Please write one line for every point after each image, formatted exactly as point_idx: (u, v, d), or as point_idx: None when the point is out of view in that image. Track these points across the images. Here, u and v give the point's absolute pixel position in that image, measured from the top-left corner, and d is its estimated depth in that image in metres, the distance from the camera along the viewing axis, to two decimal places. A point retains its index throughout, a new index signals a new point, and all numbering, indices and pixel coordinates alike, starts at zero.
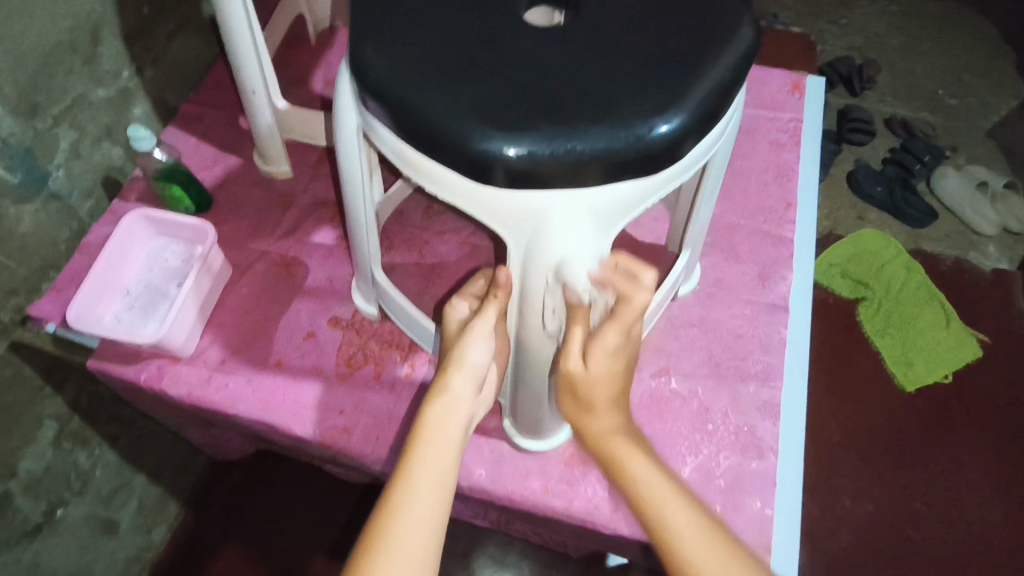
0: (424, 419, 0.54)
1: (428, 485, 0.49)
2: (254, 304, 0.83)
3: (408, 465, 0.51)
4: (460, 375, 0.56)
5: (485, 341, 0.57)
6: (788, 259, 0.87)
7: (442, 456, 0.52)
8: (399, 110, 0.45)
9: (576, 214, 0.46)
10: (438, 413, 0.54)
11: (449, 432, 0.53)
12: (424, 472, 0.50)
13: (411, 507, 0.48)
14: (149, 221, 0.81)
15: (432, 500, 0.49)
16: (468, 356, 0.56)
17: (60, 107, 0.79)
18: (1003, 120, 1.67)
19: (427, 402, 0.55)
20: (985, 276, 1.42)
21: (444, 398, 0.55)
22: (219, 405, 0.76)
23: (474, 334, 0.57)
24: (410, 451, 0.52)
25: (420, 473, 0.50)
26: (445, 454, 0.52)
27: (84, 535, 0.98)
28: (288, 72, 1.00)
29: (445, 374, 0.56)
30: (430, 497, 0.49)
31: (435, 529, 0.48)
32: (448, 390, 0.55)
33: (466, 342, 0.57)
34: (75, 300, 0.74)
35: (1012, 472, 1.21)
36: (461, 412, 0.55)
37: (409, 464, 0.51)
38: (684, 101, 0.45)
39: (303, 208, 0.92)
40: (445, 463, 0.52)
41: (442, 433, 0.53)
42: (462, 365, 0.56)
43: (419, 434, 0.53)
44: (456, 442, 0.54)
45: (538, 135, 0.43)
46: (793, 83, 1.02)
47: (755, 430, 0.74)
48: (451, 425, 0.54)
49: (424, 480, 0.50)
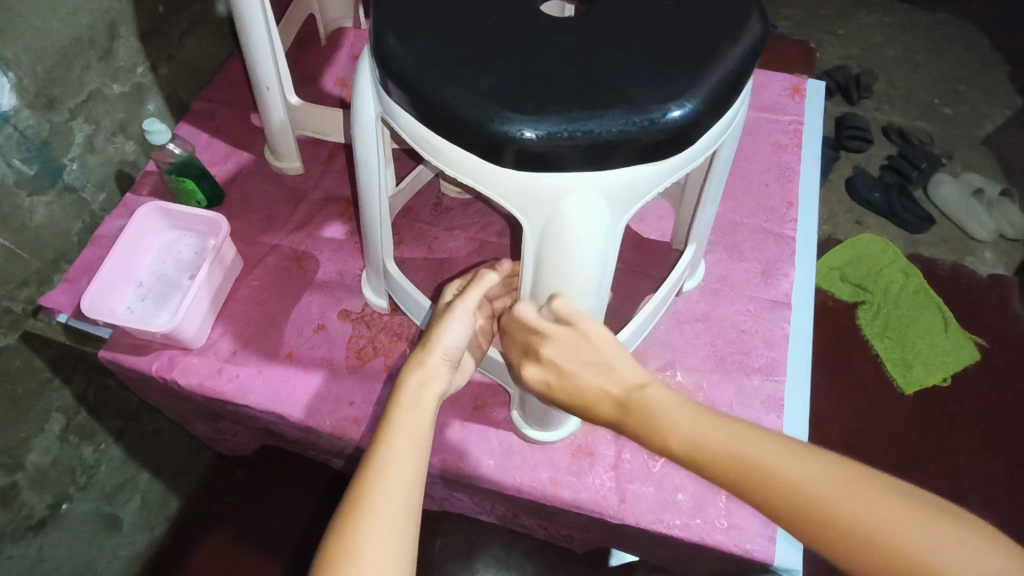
0: (402, 390, 0.53)
1: (407, 448, 0.49)
2: (264, 297, 0.84)
3: (385, 434, 0.50)
4: (436, 353, 0.56)
5: (465, 324, 0.58)
6: (791, 257, 0.88)
7: (420, 423, 0.51)
8: (421, 93, 0.46)
9: (592, 197, 0.47)
10: (416, 385, 0.54)
11: (428, 401, 0.53)
12: (401, 439, 0.50)
13: (388, 478, 0.47)
14: (162, 213, 0.83)
15: (412, 460, 0.49)
16: (447, 333, 0.57)
17: (75, 101, 0.80)
18: (998, 129, 1.69)
19: (405, 373, 0.55)
20: (981, 281, 1.44)
21: (423, 372, 0.55)
22: (230, 396, 0.77)
23: (455, 315, 0.58)
24: (387, 419, 0.51)
25: (398, 441, 0.49)
26: (422, 422, 0.52)
27: (88, 528, 0.98)
28: (300, 70, 1.02)
29: (423, 350, 0.56)
30: (410, 462, 0.48)
31: (413, 497, 0.47)
32: (425, 363, 0.55)
33: (445, 324, 0.57)
34: (90, 289, 0.75)
35: (1010, 473, 1.23)
36: (439, 382, 0.55)
37: (386, 433, 0.50)
38: (697, 87, 0.46)
39: (313, 204, 0.93)
40: (423, 429, 0.51)
41: (419, 399, 0.53)
42: (443, 341, 0.56)
43: (397, 405, 0.52)
44: (433, 408, 0.53)
45: (556, 117, 0.44)
46: (794, 87, 1.04)
47: (760, 423, 0.75)
48: (429, 393, 0.53)
49: (404, 445, 0.49)
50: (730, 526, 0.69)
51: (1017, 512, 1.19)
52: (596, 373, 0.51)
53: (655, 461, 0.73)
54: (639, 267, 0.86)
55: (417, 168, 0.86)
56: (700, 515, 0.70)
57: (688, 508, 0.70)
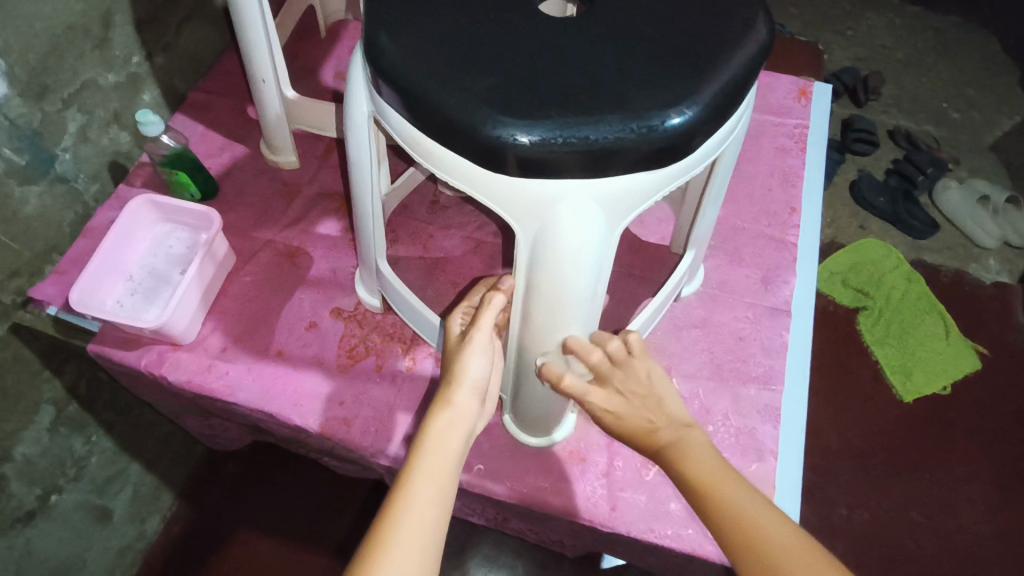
0: (428, 432, 0.54)
1: (428, 494, 0.50)
2: (256, 293, 0.83)
3: (408, 481, 0.50)
4: (463, 389, 0.56)
5: (484, 354, 0.57)
6: (792, 264, 0.87)
7: (443, 470, 0.52)
8: (411, 94, 0.45)
9: (585, 204, 0.46)
10: (442, 427, 0.54)
11: (453, 444, 0.53)
12: (422, 486, 0.50)
13: (407, 527, 0.48)
14: (154, 206, 0.81)
15: (433, 507, 0.49)
16: (469, 369, 0.56)
17: (69, 90, 0.79)
18: (1006, 135, 1.67)
19: (431, 414, 0.55)
20: (985, 289, 1.43)
21: (448, 413, 0.55)
22: (219, 393, 0.76)
23: (473, 347, 0.57)
24: (411, 463, 0.52)
25: (419, 491, 0.50)
26: (445, 466, 0.52)
27: (78, 520, 0.97)
28: (298, 63, 1.00)
29: (447, 388, 0.56)
30: (430, 512, 0.49)
31: (430, 547, 0.48)
32: (452, 403, 0.55)
33: (466, 357, 0.57)
34: (79, 283, 0.74)
35: (1009, 485, 1.21)
36: (465, 423, 0.55)
37: (408, 480, 0.50)
38: (698, 94, 0.45)
39: (308, 199, 0.92)
40: (446, 476, 0.52)
41: (444, 444, 0.53)
42: (466, 377, 0.56)
43: (421, 448, 0.53)
44: (457, 452, 0.54)
45: (551, 123, 0.43)
46: (801, 90, 1.02)
47: (756, 434, 0.74)
48: (454, 436, 0.54)
49: (425, 492, 0.50)
50: None
51: (1015, 524, 1.18)
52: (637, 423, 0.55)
53: (647, 470, 0.72)
54: (637, 270, 0.84)
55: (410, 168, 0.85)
56: (692, 526, 0.68)
57: (680, 518, 0.69)
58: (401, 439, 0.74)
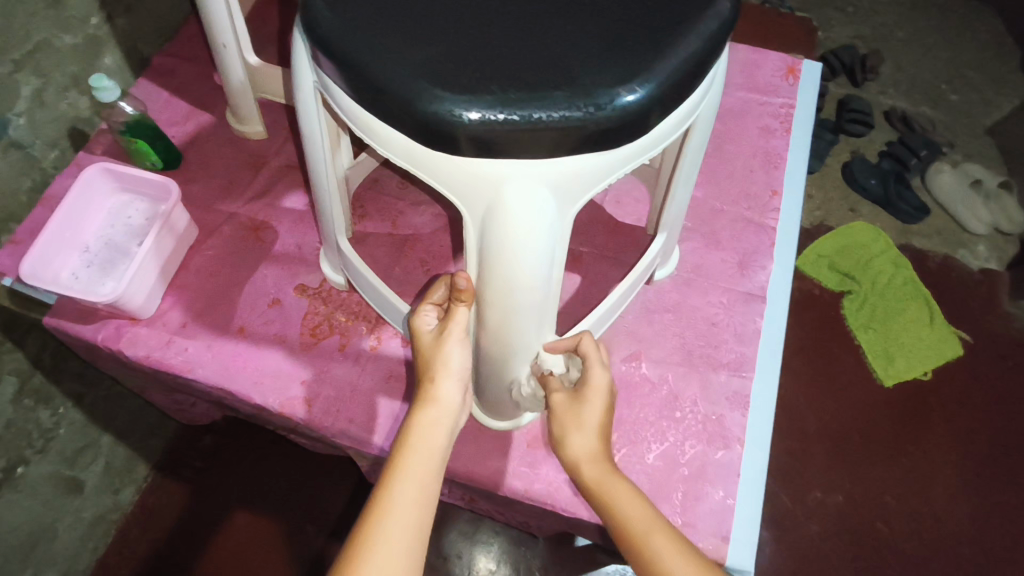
0: (411, 429, 0.54)
1: (410, 495, 0.50)
2: (218, 267, 0.81)
3: (388, 482, 0.51)
4: (446, 384, 0.55)
5: (464, 348, 0.56)
6: (770, 248, 0.85)
7: (428, 470, 0.52)
8: (349, 65, 0.42)
9: (536, 187, 0.44)
10: (426, 425, 0.54)
11: (438, 441, 0.54)
12: (404, 486, 0.51)
13: (388, 533, 0.48)
14: (111, 175, 0.78)
15: (416, 510, 0.50)
16: (451, 364, 0.56)
17: (21, 51, 0.75)
18: (1003, 118, 1.64)
19: (415, 412, 0.55)
20: (972, 275, 1.41)
21: (432, 409, 0.55)
22: (178, 369, 0.74)
23: (451, 344, 0.56)
24: (392, 464, 0.52)
25: (399, 494, 0.50)
26: (429, 465, 0.52)
27: (47, 492, 0.94)
28: (268, 28, 0.96)
29: (431, 383, 0.55)
30: (412, 514, 0.50)
31: (415, 550, 0.49)
32: (436, 399, 0.55)
33: (446, 352, 0.56)
34: (30, 254, 0.71)
35: (982, 470, 1.21)
36: (448, 420, 0.55)
37: (390, 480, 0.51)
38: (652, 71, 0.42)
39: (275, 170, 0.89)
40: (428, 477, 0.52)
41: (428, 441, 0.53)
42: (447, 371, 0.55)
43: (405, 445, 0.53)
44: (440, 450, 0.54)
45: (492, 99, 0.40)
46: (789, 68, 0.99)
47: (722, 421, 0.73)
48: (440, 433, 0.54)
49: (407, 494, 0.50)
50: (683, 524, 0.68)
51: (986, 508, 1.19)
52: (582, 435, 0.57)
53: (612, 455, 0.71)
54: (611, 252, 0.82)
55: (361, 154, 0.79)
56: None
57: None
58: (362, 420, 0.72)
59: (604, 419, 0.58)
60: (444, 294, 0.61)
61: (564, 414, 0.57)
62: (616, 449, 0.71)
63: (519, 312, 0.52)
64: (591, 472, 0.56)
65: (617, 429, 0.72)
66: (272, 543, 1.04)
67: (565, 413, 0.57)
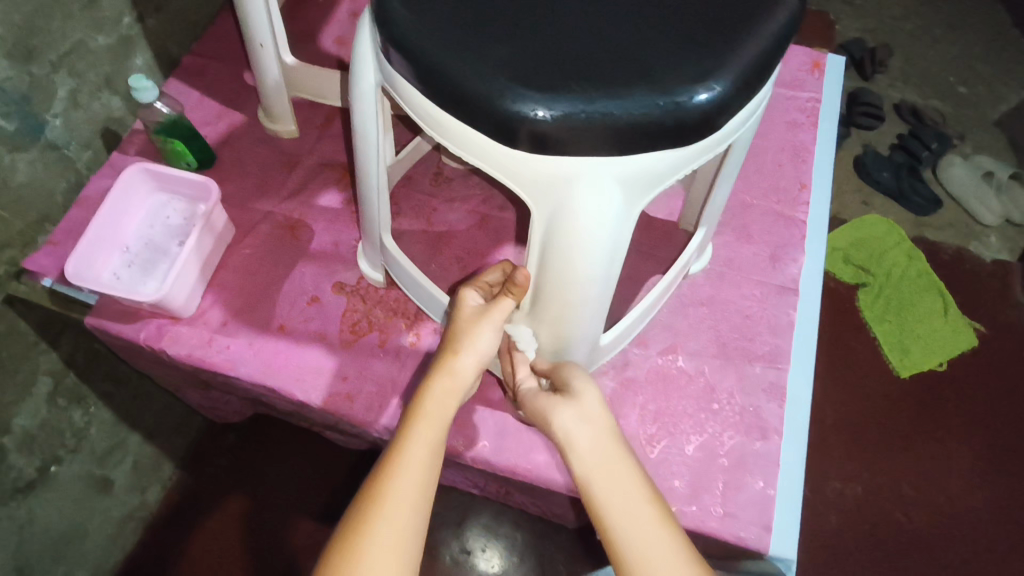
0: (424, 396, 0.54)
1: (420, 460, 0.51)
2: (256, 266, 0.82)
3: (401, 446, 0.51)
4: (467, 358, 0.55)
5: (496, 334, 0.56)
6: (800, 242, 0.86)
7: (436, 434, 0.52)
8: (426, 66, 0.44)
9: (606, 182, 0.45)
10: (440, 393, 0.54)
11: (449, 410, 0.54)
12: (415, 451, 0.51)
13: (397, 495, 0.49)
14: (150, 175, 0.79)
15: (424, 475, 0.50)
16: (479, 344, 0.55)
17: (58, 53, 0.76)
18: (1012, 110, 1.65)
19: (431, 379, 0.55)
20: (985, 266, 1.42)
21: (450, 379, 0.55)
22: (221, 367, 0.75)
23: (482, 330, 0.56)
24: (405, 429, 0.53)
25: (410, 457, 0.51)
26: (438, 432, 0.53)
27: (79, 491, 0.94)
28: (297, 27, 0.97)
29: (453, 354, 0.55)
30: (421, 478, 0.50)
31: (420, 514, 0.49)
32: (454, 370, 0.55)
33: (476, 333, 0.56)
34: (74, 254, 0.72)
35: (1000, 458, 1.23)
36: (462, 392, 0.55)
37: (402, 444, 0.51)
38: (727, 69, 0.43)
39: (308, 169, 0.90)
40: (437, 445, 0.52)
41: (440, 409, 0.54)
42: (473, 349, 0.55)
43: (418, 411, 0.53)
44: (450, 420, 0.54)
45: (573, 97, 0.42)
46: (814, 62, 1.00)
47: (759, 412, 0.74)
48: (452, 403, 0.54)
49: (416, 457, 0.51)
50: (725, 514, 0.69)
51: (1005, 495, 1.20)
52: (576, 415, 0.53)
53: (652, 447, 0.72)
54: (644, 246, 0.83)
55: (415, 139, 0.81)
56: (696, 503, 0.69)
57: (685, 495, 0.69)
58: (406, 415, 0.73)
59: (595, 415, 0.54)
60: (498, 278, 0.61)
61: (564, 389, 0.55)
62: (657, 441, 0.72)
63: (579, 306, 0.52)
64: (574, 441, 0.52)
65: (656, 421, 0.73)
66: (299, 541, 1.04)
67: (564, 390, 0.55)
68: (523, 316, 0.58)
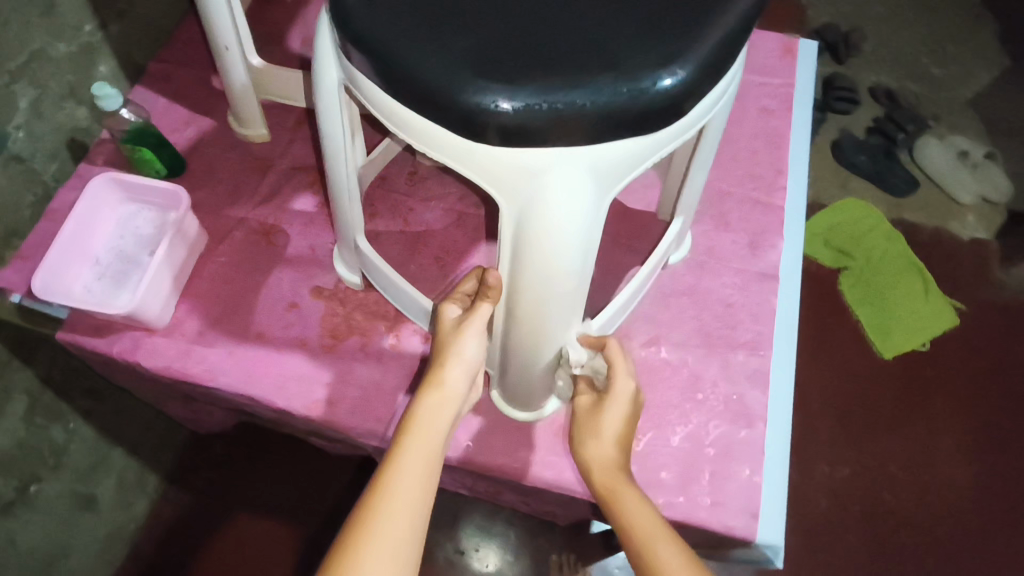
0: (417, 408, 0.54)
1: (416, 469, 0.50)
2: (232, 273, 0.80)
3: (395, 457, 0.51)
4: (456, 369, 0.56)
5: (479, 340, 0.57)
6: (779, 228, 0.86)
7: (430, 445, 0.52)
8: (387, 62, 0.43)
9: (574, 172, 0.44)
10: (432, 405, 0.54)
11: (442, 421, 0.54)
12: (410, 461, 0.51)
13: (393, 502, 0.48)
14: (117, 185, 0.77)
15: (420, 484, 0.50)
16: (463, 353, 0.56)
17: (17, 63, 0.74)
18: (984, 89, 1.66)
19: (422, 394, 0.55)
20: (963, 245, 1.43)
21: (440, 392, 0.55)
22: (199, 377, 0.74)
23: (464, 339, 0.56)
24: (398, 441, 0.52)
25: (405, 466, 0.50)
26: (432, 443, 0.52)
27: (62, 511, 0.90)
28: (263, 30, 0.95)
29: (442, 366, 0.56)
30: (417, 486, 0.49)
31: (417, 524, 0.48)
32: (443, 383, 0.55)
33: (460, 342, 0.56)
34: (43, 267, 0.71)
35: (984, 434, 1.24)
36: (454, 403, 0.55)
37: (396, 454, 0.51)
38: (692, 53, 0.43)
39: (281, 173, 0.88)
40: (431, 456, 0.52)
41: (433, 421, 0.53)
42: (460, 358, 0.56)
43: (410, 423, 0.53)
44: (443, 432, 0.54)
45: (535, 88, 0.41)
46: (785, 47, 1.00)
47: (743, 400, 0.74)
48: (444, 415, 0.54)
49: (411, 466, 0.50)
50: (714, 503, 0.69)
51: (990, 471, 1.21)
52: (604, 442, 0.60)
53: (638, 440, 0.72)
54: (623, 238, 0.83)
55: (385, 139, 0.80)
56: (684, 494, 0.69)
57: (672, 487, 0.69)
58: (390, 419, 0.72)
59: (627, 429, 0.61)
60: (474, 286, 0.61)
61: (587, 418, 0.62)
62: (642, 434, 0.72)
63: (556, 301, 0.52)
64: (603, 473, 0.58)
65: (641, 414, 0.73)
66: None
67: (586, 415, 0.62)
68: (501, 320, 0.57)
